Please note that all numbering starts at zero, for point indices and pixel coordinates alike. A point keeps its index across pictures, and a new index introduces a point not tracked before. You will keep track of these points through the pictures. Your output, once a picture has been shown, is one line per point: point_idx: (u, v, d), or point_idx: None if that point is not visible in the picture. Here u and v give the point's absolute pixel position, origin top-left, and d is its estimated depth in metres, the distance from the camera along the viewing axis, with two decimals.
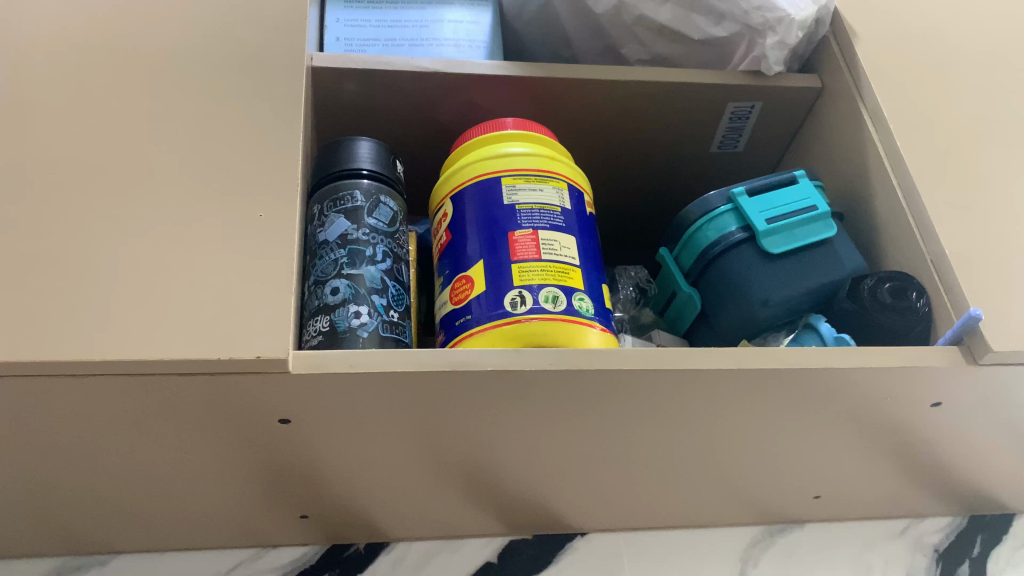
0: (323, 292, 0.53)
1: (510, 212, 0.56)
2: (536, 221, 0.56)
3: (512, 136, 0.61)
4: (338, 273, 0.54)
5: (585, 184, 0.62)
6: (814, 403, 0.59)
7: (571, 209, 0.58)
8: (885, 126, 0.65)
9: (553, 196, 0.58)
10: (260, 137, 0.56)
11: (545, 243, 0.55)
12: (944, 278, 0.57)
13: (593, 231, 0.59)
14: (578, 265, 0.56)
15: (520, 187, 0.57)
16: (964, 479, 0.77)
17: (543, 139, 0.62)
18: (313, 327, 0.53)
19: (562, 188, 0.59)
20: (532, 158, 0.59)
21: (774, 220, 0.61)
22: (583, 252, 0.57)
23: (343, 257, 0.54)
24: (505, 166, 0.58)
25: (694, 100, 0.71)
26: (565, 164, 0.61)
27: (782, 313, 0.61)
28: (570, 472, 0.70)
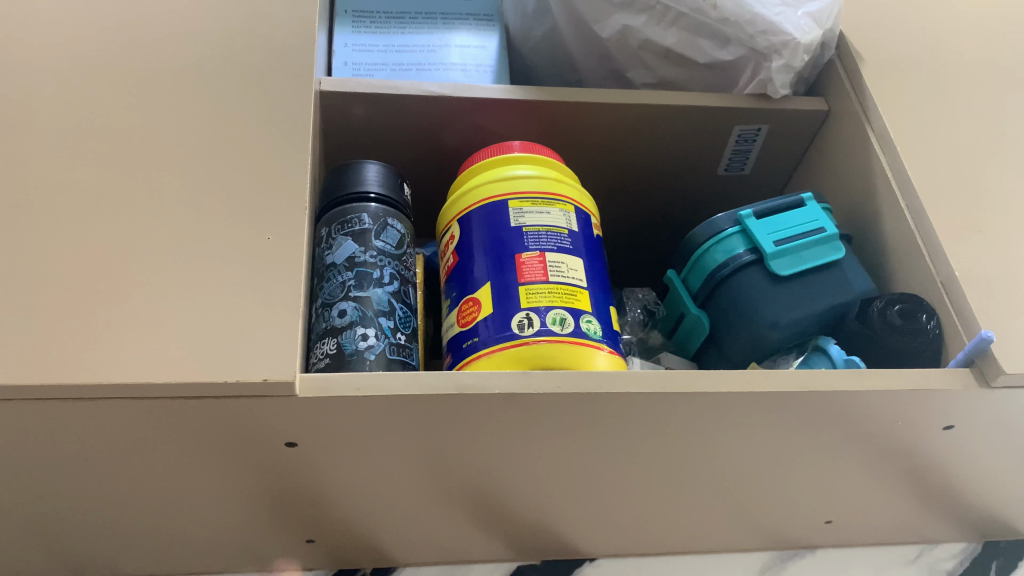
0: (330, 314, 0.53)
1: (517, 234, 0.56)
2: (543, 243, 0.56)
3: (518, 159, 0.61)
4: (346, 296, 0.54)
5: (592, 207, 0.62)
6: (826, 426, 0.58)
7: (578, 231, 0.58)
8: (893, 148, 0.65)
9: (560, 218, 0.58)
10: (268, 160, 0.56)
11: (552, 265, 0.55)
12: (955, 300, 0.57)
13: (601, 254, 0.59)
14: (585, 288, 0.56)
15: (527, 209, 0.58)
16: (978, 504, 0.76)
17: (549, 162, 0.62)
18: (320, 349, 0.53)
19: (569, 210, 0.59)
20: (539, 181, 0.59)
21: (782, 242, 0.61)
22: (591, 275, 0.57)
23: (351, 280, 0.54)
24: (512, 189, 0.59)
25: (700, 123, 0.72)
26: (572, 187, 0.61)
27: (792, 335, 0.60)
28: (579, 497, 0.69)
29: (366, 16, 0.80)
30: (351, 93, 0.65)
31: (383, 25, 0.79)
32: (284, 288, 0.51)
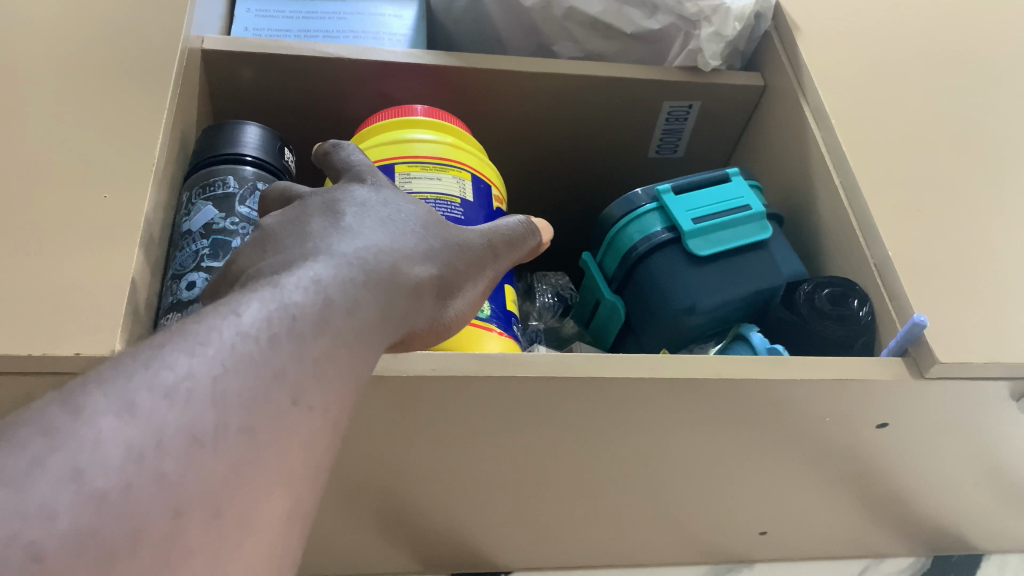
0: (178, 287, 0.47)
1: None
2: None
3: (414, 122, 0.55)
4: (198, 266, 0.47)
5: (495, 178, 0.56)
6: (745, 423, 0.53)
7: (473, 201, 0.52)
8: (828, 123, 0.59)
9: (453, 185, 0.52)
10: (121, 112, 0.50)
11: None
12: (888, 284, 0.52)
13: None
14: None
15: (416, 174, 0.52)
16: (923, 514, 0.70)
17: (450, 127, 0.55)
18: (164, 325, 0.46)
19: (464, 178, 0.53)
20: (433, 147, 0.53)
21: (701, 219, 0.55)
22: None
23: (205, 248, 0.48)
24: (402, 153, 0.53)
25: (626, 98, 0.66)
26: (472, 154, 0.55)
27: (710, 321, 0.55)
28: (485, 504, 0.62)
29: None
30: (236, 51, 0.59)
31: None
32: (117, 250, 0.44)
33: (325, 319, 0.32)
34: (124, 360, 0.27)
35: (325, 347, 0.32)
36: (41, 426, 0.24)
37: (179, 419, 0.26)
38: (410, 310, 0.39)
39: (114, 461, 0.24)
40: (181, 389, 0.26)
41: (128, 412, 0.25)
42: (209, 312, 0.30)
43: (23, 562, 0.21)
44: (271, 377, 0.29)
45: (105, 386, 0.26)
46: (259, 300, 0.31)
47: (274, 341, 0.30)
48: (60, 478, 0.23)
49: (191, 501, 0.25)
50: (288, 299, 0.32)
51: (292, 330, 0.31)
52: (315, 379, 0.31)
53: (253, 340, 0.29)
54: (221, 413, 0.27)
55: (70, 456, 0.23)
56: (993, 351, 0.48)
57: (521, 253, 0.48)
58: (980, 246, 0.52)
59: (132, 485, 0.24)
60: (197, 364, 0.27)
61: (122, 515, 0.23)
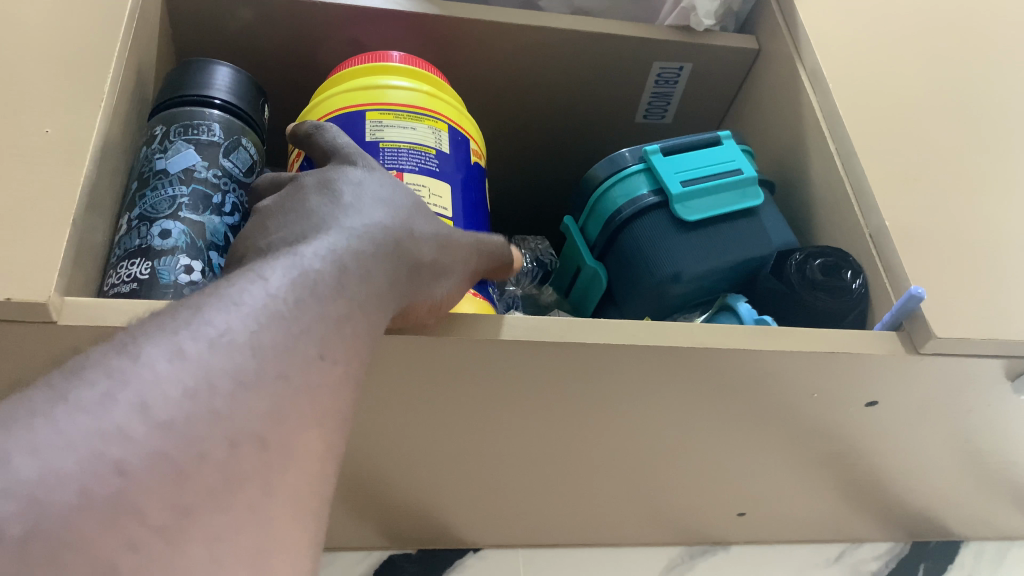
0: (149, 231, 0.43)
1: (372, 150, 0.47)
2: (402, 161, 0.47)
3: (387, 68, 0.51)
4: (174, 214, 0.44)
5: (475, 134, 0.53)
6: (729, 397, 0.50)
7: (448, 153, 0.49)
8: (824, 86, 0.56)
9: (428, 135, 0.49)
10: (66, 42, 0.46)
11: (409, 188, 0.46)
12: (884, 254, 0.49)
13: (478, 185, 0.51)
14: (451, 218, 0.47)
15: (388, 123, 0.48)
16: (906, 499, 0.68)
17: (426, 75, 0.52)
18: (125, 270, 0.42)
19: (441, 129, 0.50)
20: (408, 95, 0.50)
21: (689, 183, 0.52)
22: (458, 205, 0.48)
23: (184, 196, 0.45)
24: (373, 100, 0.49)
25: (615, 57, 0.63)
26: (451, 105, 0.52)
27: (697, 290, 0.52)
28: (455, 477, 0.60)
29: None
30: None
31: None
32: (56, 190, 0.40)
33: (342, 284, 0.31)
34: (165, 313, 0.27)
35: (343, 310, 0.31)
36: (102, 366, 0.24)
37: (225, 363, 0.25)
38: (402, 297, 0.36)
39: (171, 394, 0.23)
40: (223, 340, 0.26)
41: (178, 357, 0.24)
42: (235, 277, 0.29)
43: (110, 478, 0.21)
44: (300, 331, 0.28)
45: (156, 333, 0.25)
46: (282, 267, 0.30)
47: (300, 305, 0.29)
48: (129, 408, 0.22)
49: (242, 433, 0.24)
50: (307, 264, 0.31)
51: (315, 292, 0.30)
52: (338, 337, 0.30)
53: (280, 302, 0.28)
54: (259, 360, 0.26)
55: (135, 388, 0.23)
56: (989, 328, 0.46)
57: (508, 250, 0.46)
58: (979, 217, 0.50)
59: (191, 417, 0.23)
60: (235, 319, 0.27)
61: (184, 444, 0.23)
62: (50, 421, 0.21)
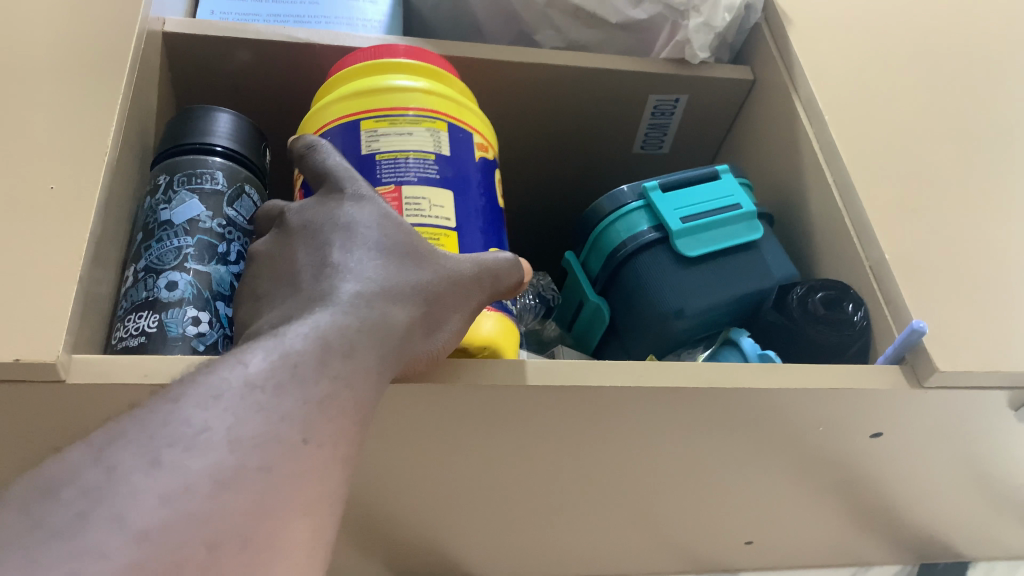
0: (156, 284, 0.43)
1: (369, 163, 0.45)
2: (400, 173, 0.45)
3: (381, 66, 0.49)
4: (179, 265, 0.44)
5: (485, 127, 0.50)
6: (735, 431, 0.50)
7: (449, 155, 0.46)
8: (821, 118, 0.57)
9: (426, 139, 0.46)
10: (67, 95, 0.46)
11: (408, 203, 0.44)
12: (885, 287, 0.49)
13: (490, 183, 0.48)
14: (455, 227, 0.45)
15: (382, 131, 0.46)
16: (915, 523, 0.68)
17: (424, 67, 0.49)
18: (133, 324, 0.42)
19: (440, 129, 0.47)
20: (401, 94, 0.47)
21: (689, 219, 0.53)
22: (464, 212, 0.46)
23: (190, 246, 0.45)
24: (367, 108, 0.47)
25: (612, 90, 0.63)
26: (452, 97, 0.49)
27: (700, 325, 0.52)
28: (463, 513, 0.60)
29: None
30: (200, 36, 0.56)
31: None
32: (59, 247, 0.40)
33: (325, 363, 0.33)
34: (147, 410, 0.29)
35: (328, 388, 0.32)
36: (80, 480, 0.26)
37: (201, 466, 0.27)
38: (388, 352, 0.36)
39: (145, 505, 0.25)
40: (198, 440, 0.28)
41: (154, 466, 0.27)
42: (218, 363, 0.31)
43: None
44: (281, 418, 0.30)
45: (133, 439, 0.27)
46: (263, 349, 0.32)
47: (281, 388, 0.31)
48: (102, 525, 0.25)
49: (219, 532, 0.26)
50: (289, 345, 0.32)
51: (295, 374, 0.31)
52: (323, 415, 0.31)
53: (260, 389, 0.30)
54: (237, 456, 0.28)
55: (108, 505, 0.25)
56: (992, 360, 0.46)
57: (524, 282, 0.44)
58: (978, 247, 0.50)
59: (167, 523, 0.25)
60: (211, 416, 0.29)
61: (163, 552, 0.25)
62: (29, 547, 0.24)
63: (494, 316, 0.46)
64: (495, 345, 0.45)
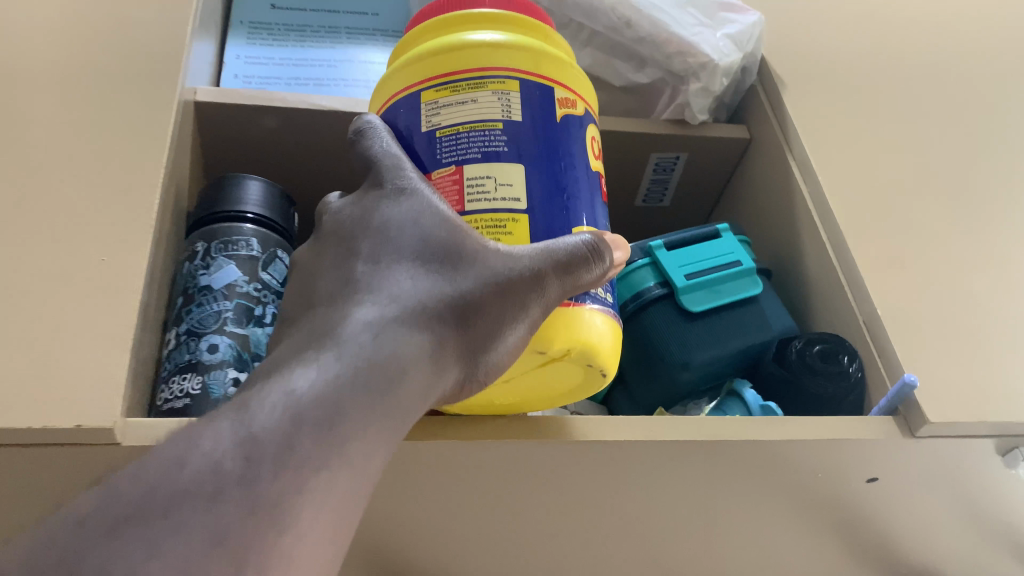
0: (198, 347, 0.46)
1: (430, 141, 0.41)
2: (462, 150, 0.41)
3: (448, 22, 0.44)
4: (220, 329, 0.47)
5: (569, 77, 0.44)
6: (739, 477, 0.53)
7: (520, 121, 0.41)
8: (815, 178, 0.60)
9: (492, 104, 0.41)
10: (114, 168, 0.49)
11: (471, 184, 0.40)
12: (878, 341, 0.53)
13: (573, 144, 0.43)
14: (525, 206, 0.40)
15: (444, 101, 0.41)
16: (908, 559, 0.71)
17: (496, 17, 0.44)
18: (176, 386, 0.45)
19: (508, 90, 0.41)
20: (466, 50, 0.42)
21: (693, 275, 0.56)
22: (538, 187, 0.41)
23: (229, 310, 0.48)
24: (429, 73, 0.42)
25: (617, 148, 0.67)
26: (528, 45, 0.43)
27: (705, 376, 0.55)
28: (477, 554, 0.62)
29: (264, 30, 0.75)
30: (228, 103, 0.59)
31: (282, 41, 0.74)
32: (111, 316, 0.43)
33: (287, 450, 0.29)
34: (56, 529, 0.26)
35: (283, 489, 0.29)
36: None
37: None
38: (418, 357, 0.36)
39: None
40: None
41: None
42: (166, 450, 0.29)
43: None
44: (213, 542, 0.26)
45: None
46: (218, 432, 0.29)
47: (219, 497, 0.27)
48: None
49: None
50: (253, 425, 0.30)
51: (244, 476, 0.28)
52: (273, 530, 0.28)
53: (194, 502, 0.27)
54: None
55: None
56: (980, 411, 0.49)
57: (608, 273, 0.39)
58: (965, 302, 0.54)
59: None
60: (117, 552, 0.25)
61: None
62: None
63: (590, 312, 0.40)
64: (595, 354, 0.40)
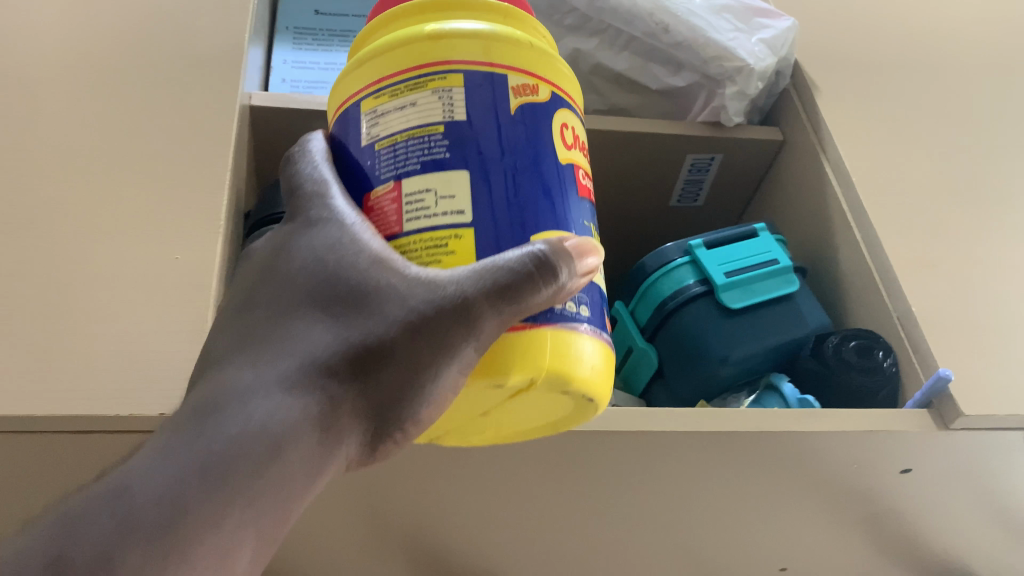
0: None
1: (369, 158, 0.34)
2: (401, 162, 0.32)
3: (400, 15, 0.36)
4: None
5: (538, 59, 0.35)
6: (776, 468, 0.55)
7: (466, 119, 0.32)
8: (848, 179, 0.62)
9: (433, 104, 0.33)
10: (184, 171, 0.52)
11: (409, 203, 0.32)
12: (912, 337, 0.54)
13: (538, 137, 0.33)
14: (473, 222, 0.31)
15: (383, 107, 0.33)
16: (939, 554, 0.72)
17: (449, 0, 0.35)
18: None
19: (451, 86, 0.33)
20: (407, 45, 0.34)
21: (732, 274, 0.58)
22: (492, 194, 0.32)
23: None
24: (370, 77, 0.34)
25: (653, 150, 0.69)
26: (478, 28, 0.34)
27: (743, 371, 0.57)
28: (520, 541, 0.65)
29: (309, 35, 0.78)
30: (283, 108, 0.61)
31: (324, 45, 0.77)
32: (184, 311, 0.46)
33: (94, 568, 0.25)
34: None
35: None
36: None
37: None
38: (304, 425, 0.29)
39: None
40: None
41: None
42: None
43: None
44: None
45: None
46: (36, 540, 0.26)
47: None
48: None
49: None
50: (66, 539, 0.26)
51: None
52: None
53: None
54: None
55: None
56: (1013, 405, 0.51)
57: (566, 293, 0.31)
58: (996, 301, 0.55)
59: None
60: None
61: None
62: None
63: (540, 332, 0.31)
64: (568, 380, 0.31)
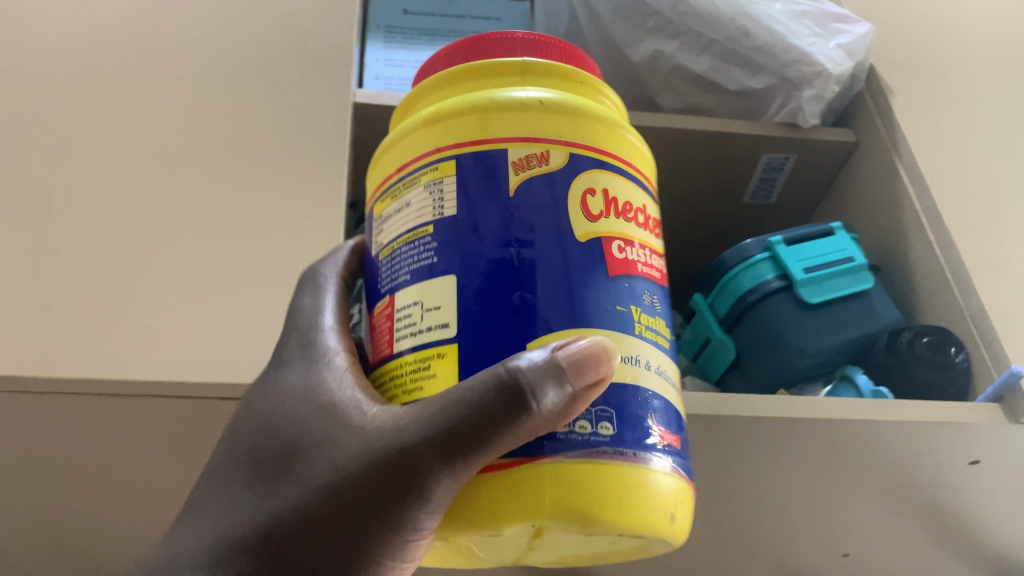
0: None
1: (376, 271, 0.36)
2: (398, 272, 0.34)
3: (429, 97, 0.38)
4: None
5: (565, 126, 0.35)
6: (850, 456, 0.58)
7: (455, 216, 0.33)
8: (921, 182, 0.65)
9: (425, 202, 0.34)
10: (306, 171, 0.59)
11: (400, 318, 0.33)
12: (984, 334, 0.57)
13: (539, 219, 0.32)
14: (457, 335, 0.31)
15: (387, 213, 0.36)
16: (1000, 544, 0.74)
17: (481, 69, 0.37)
18: None
19: (440, 177, 0.34)
20: (416, 133, 0.36)
21: (810, 270, 0.61)
22: (476, 302, 0.31)
23: None
24: (381, 177, 0.37)
25: (729, 151, 0.72)
26: (477, 105, 0.35)
27: (819, 363, 0.60)
28: None
29: (398, 35, 0.82)
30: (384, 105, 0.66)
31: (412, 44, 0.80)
32: None
33: None
34: None
35: None
36: None
37: None
38: None
39: None
40: None
41: None
42: None
43: None
44: None
45: None
46: None
47: None
48: None
49: None
50: None
51: None
52: None
53: None
54: None
55: None
56: None
57: (541, 425, 0.29)
58: None
59: None
60: None
61: None
62: None
63: (538, 469, 0.29)
64: (585, 517, 0.28)
